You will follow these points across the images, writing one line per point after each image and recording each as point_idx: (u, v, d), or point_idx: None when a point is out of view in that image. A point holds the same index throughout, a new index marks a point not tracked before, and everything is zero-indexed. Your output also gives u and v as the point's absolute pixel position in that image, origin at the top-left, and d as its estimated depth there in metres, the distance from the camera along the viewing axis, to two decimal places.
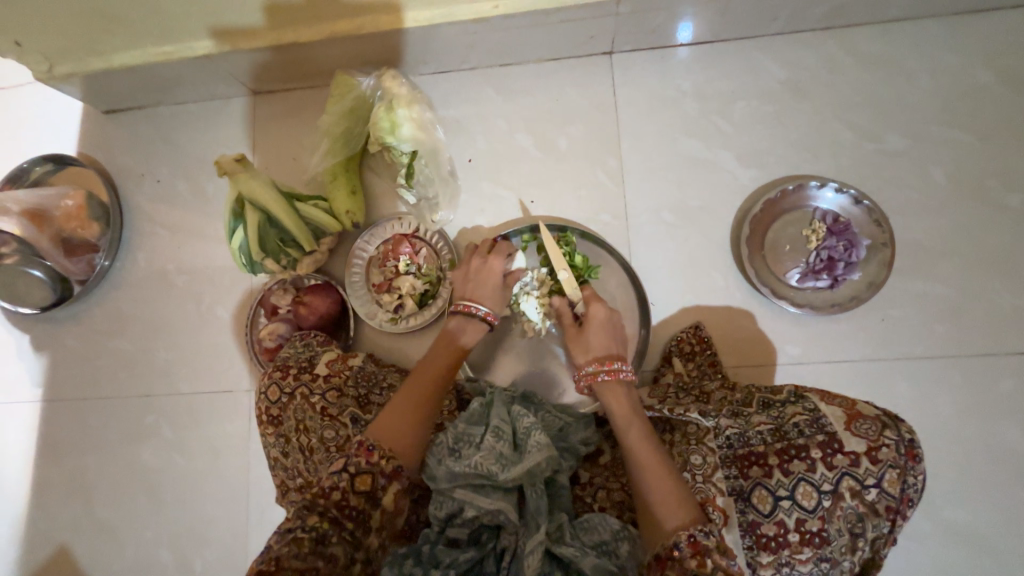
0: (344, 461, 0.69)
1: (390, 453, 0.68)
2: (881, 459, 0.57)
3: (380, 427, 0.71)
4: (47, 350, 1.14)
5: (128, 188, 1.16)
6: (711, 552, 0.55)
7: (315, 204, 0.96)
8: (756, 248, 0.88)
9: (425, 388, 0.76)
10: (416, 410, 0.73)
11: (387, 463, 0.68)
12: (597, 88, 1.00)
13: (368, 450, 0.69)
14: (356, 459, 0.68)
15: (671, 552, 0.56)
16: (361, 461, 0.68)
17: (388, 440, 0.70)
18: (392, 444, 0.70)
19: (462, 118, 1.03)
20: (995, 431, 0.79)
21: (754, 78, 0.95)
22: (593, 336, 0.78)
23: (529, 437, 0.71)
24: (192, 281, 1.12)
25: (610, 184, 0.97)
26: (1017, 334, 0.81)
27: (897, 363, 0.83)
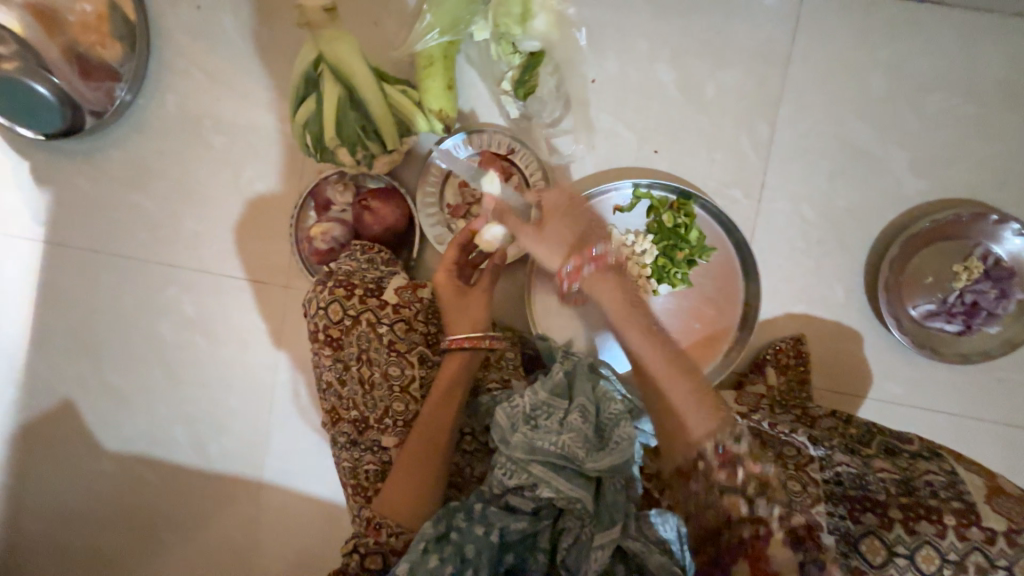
0: (352, 540, 0.66)
1: (393, 530, 0.65)
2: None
3: (385, 503, 0.66)
4: (53, 187, 0.99)
5: (159, 8, 0.92)
6: (738, 462, 0.55)
7: (404, 90, 0.79)
8: (898, 270, 0.77)
9: (421, 460, 0.66)
10: (416, 481, 0.66)
11: (395, 541, 0.65)
12: (773, 27, 0.80)
13: (376, 528, 0.65)
14: (365, 539, 0.65)
15: (696, 462, 0.57)
16: (370, 541, 0.65)
17: (388, 516, 0.66)
18: (398, 521, 0.65)
19: (598, 22, 0.82)
20: None
21: (966, 65, 0.77)
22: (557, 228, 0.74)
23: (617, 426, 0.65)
24: (230, 146, 0.94)
25: (751, 154, 0.82)
26: None
27: (994, 427, 0.78)
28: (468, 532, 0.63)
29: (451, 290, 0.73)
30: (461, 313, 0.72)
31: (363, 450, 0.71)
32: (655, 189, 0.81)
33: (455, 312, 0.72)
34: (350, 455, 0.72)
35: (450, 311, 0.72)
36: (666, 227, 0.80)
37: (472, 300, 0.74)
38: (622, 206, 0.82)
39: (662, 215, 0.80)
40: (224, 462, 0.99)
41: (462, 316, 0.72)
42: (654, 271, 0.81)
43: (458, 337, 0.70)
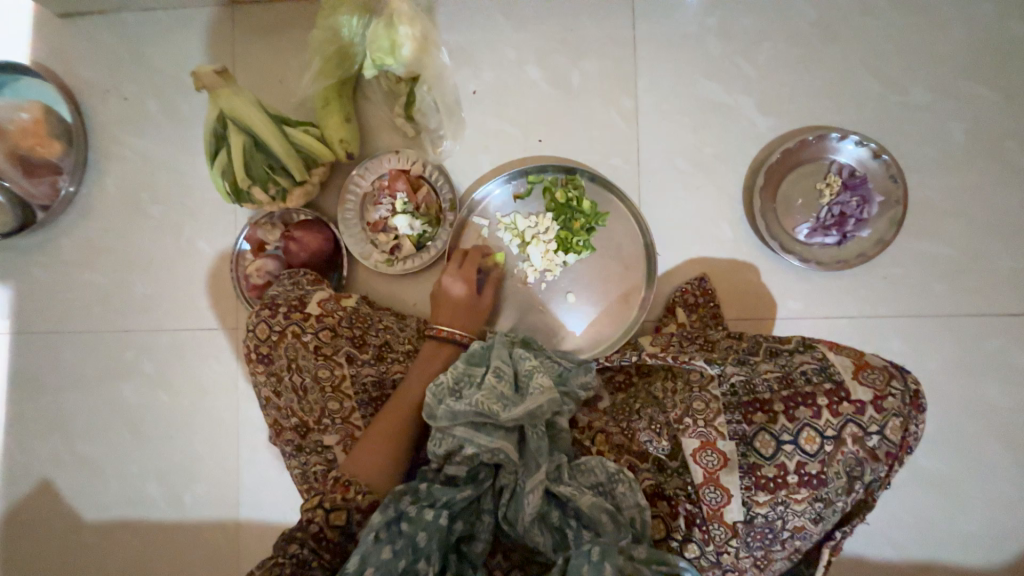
0: (317, 497, 0.66)
1: (364, 488, 0.67)
2: (892, 409, 0.60)
3: (355, 461, 0.70)
4: (13, 281, 1.07)
5: (92, 105, 1.04)
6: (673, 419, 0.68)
7: (305, 129, 0.88)
8: (770, 199, 0.86)
9: (398, 421, 0.73)
10: (390, 438, 0.71)
11: (362, 498, 0.67)
12: (616, 18, 0.92)
13: (344, 485, 0.67)
14: (331, 496, 0.66)
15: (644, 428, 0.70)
16: (337, 497, 0.66)
17: (360, 473, 0.69)
18: (367, 479, 0.68)
19: (467, 43, 0.94)
20: (974, 386, 0.84)
21: (783, 16, 0.88)
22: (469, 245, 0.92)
23: (531, 380, 0.70)
24: (169, 212, 1.04)
25: (623, 126, 0.92)
26: (1009, 296, 0.84)
27: (891, 320, 0.85)
28: (418, 520, 0.63)
29: (451, 291, 0.84)
30: (452, 311, 0.83)
31: (308, 453, 0.76)
32: (547, 172, 0.90)
33: (450, 306, 0.83)
34: (298, 461, 0.77)
35: (445, 307, 0.83)
36: (560, 202, 0.88)
37: (462, 301, 0.84)
38: (519, 192, 0.91)
39: (556, 192, 0.88)
40: (200, 509, 1.02)
41: (453, 311, 0.83)
42: (559, 244, 0.88)
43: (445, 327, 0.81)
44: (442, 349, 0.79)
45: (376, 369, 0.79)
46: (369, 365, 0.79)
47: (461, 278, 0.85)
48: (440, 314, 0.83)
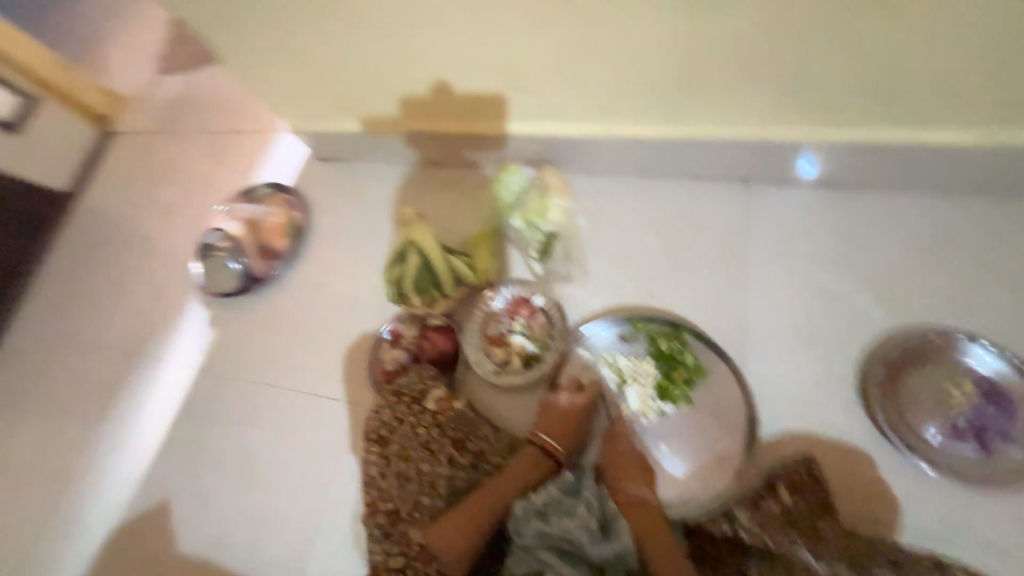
0: (403, 559, 0.81)
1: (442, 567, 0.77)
2: None
3: (438, 533, 0.78)
4: (217, 329, 1.41)
5: (315, 217, 1.45)
6: None
7: (461, 258, 1.12)
8: (892, 391, 0.86)
9: (480, 515, 0.80)
10: (467, 529, 0.78)
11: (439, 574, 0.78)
12: (730, 207, 1.08)
13: (426, 558, 0.79)
14: (414, 562, 0.80)
15: None
16: (419, 566, 0.79)
17: (441, 551, 0.78)
18: (444, 561, 0.77)
19: (598, 210, 1.16)
20: None
21: (893, 224, 0.98)
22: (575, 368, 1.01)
23: (617, 523, 0.80)
24: (339, 299, 1.32)
25: (731, 296, 1.01)
26: None
27: None
28: None
29: (557, 404, 0.93)
30: (551, 420, 0.90)
31: (393, 542, 0.82)
32: (653, 322, 0.99)
33: (553, 419, 0.91)
34: (382, 548, 0.82)
35: (546, 415, 0.92)
36: (663, 351, 0.96)
37: (561, 416, 0.91)
38: (625, 335, 1.00)
39: (659, 341, 0.97)
40: (281, 567, 1.11)
41: (551, 419, 0.91)
42: (657, 390, 0.94)
43: (542, 433, 0.89)
44: (535, 461, 0.86)
45: (469, 476, 0.87)
46: (463, 469, 0.87)
47: (568, 397, 0.93)
48: (541, 419, 0.91)
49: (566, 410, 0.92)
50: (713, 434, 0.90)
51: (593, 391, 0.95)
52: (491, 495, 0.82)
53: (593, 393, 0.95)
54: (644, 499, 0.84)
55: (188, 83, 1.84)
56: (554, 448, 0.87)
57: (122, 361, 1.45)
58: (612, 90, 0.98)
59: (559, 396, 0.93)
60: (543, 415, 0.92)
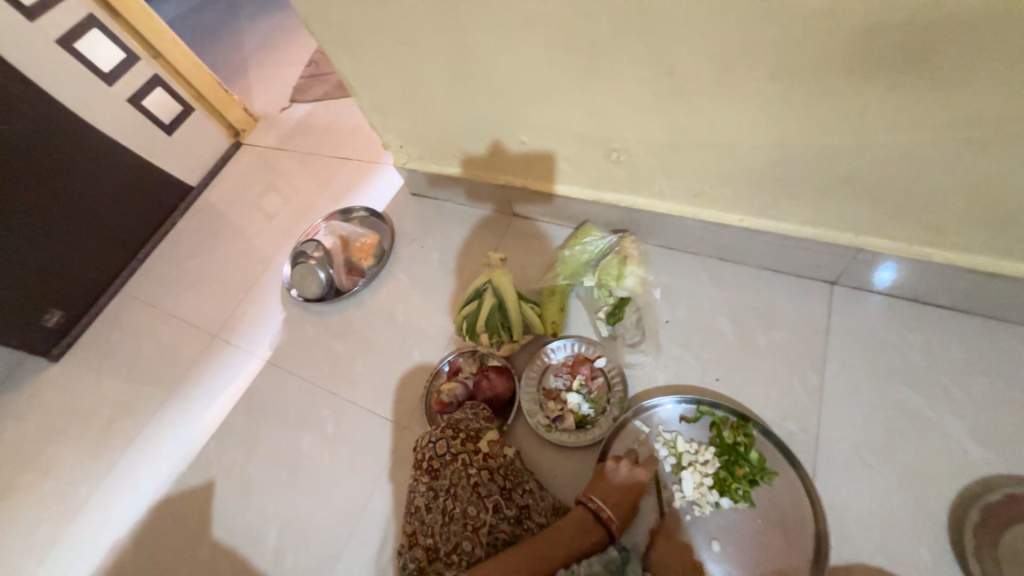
0: None
1: None
2: None
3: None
4: (290, 329, 1.52)
5: (399, 244, 1.56)
6: None
7: (533, 307, 1.17)
8: (988, 543, 0.77)
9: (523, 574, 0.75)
10: None
11: None
12: (812, 306, 1.06)
13: None
14: None
15: None
16: None
17: None
18: None
19: (671, 285, 1.18)
20: None
21: (997, 357, 0.92)
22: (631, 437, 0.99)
23: None
24: (406, 323, 1.39)
25: (805, 397, 0.97)
26: None
27: None
28: None
29: (613, 472, 0.90)
30: (606, 487, 0.88)
31: None
32: (717, 408, 0.96)
33: (608, 486, 0.89)
34: None
35: (601, 480, 0.90)
36: (727, 443, 0.92)
37: (616, 485, 0.89)
38: (686, 415, 0.98)
39: (723, 431, 0.93)
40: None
41: (606, 486, 0.89)
42: (715, 482, 0.90)
43: (596, 499, 0.86)
44: (585, 526, 0.83)
45: (511, 529, 0.86)
46: (507, 521, 0.86)
47: (627, 466, 0.91)
48: (595, 484, 0.89)
49: (622, 480, 0.90)
50: (773, 543, 0.84)
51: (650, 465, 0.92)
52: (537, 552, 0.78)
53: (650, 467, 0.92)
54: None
55: (313, 112, 2.12)
56: (606, 515, 0.84)
57: (202, 342, 1.59)
58: (708, 179, 1.02)
59: (616, 463, 0.91)
60: (598, 481, 0.90)
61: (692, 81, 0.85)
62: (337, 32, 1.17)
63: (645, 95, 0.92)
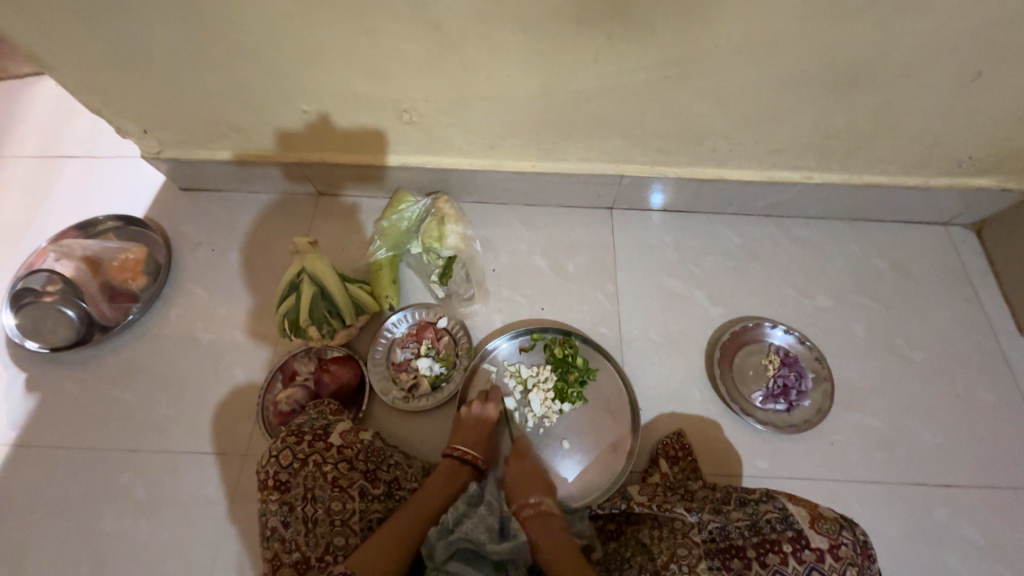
0: None
1: None
2: (828, 556, 0.80)
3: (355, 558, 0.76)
4: (39, 393, 1.14)
5: (180, 252, 1.28)
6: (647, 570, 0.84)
7: (361, 286, 1.12)
8: (728, 368, 1.10)
9: (395, 541, 0.79)
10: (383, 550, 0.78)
11: None
12: (601, 230, 1.27)
13: None
14: None
15: None
16: None
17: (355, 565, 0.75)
18: None
19: (490, 236, 1.26)
20: (913, 546, 0.99)
21: (718, 240, 1.26)
22: (482, 379, 1.08)
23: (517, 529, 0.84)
24: (215, 341, 1.18)
25: (607, 304, 1.18)
26: (920, 466, 1.05)
27: (835, 483, 1.03)
28: None
29: (471, 417, 0.99)
30: (465, 430, 0.97)
31: None
32: (548, 331, 1.10)
33: (467, 429, 0.97)
34: None
35: (461, 426, 0.98)
36: (559, 357, 1.07)
37: (473, 426, 0.98)
38: (524, 345, 1.10)
39: (554, 348, 1.08)
40: None
41: (466, 430, 0.97)
42: (557, 393, 1.05)
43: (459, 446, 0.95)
44: (453, 472, 0.92)
45: (383, 506, 0.87)
46: (378, 500, 0.87)
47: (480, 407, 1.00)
48: (457, 431, 0.98)
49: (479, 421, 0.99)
50: (607, 424, 1.03)
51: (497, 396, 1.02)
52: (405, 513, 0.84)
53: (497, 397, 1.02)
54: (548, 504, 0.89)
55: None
56: (471, 457, 0.94)
57: None
58: (497, 131, 1.10)
59: (470, 408, 1.00)
60: (457, 427, 0.98)
61: (457, 36, 0.89)
62: None
63: (417, 52, 0.92)
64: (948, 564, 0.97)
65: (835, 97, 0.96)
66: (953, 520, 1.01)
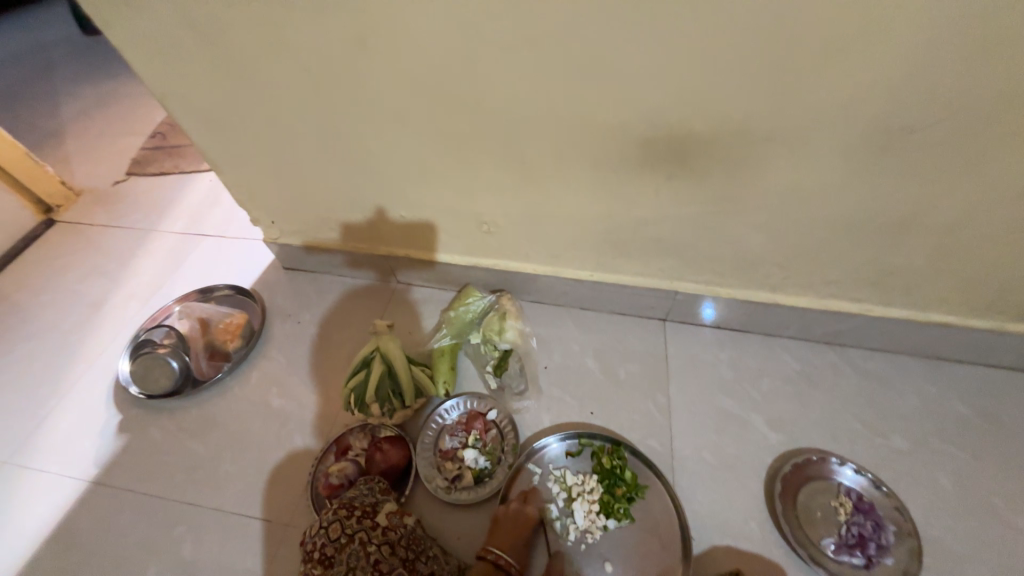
0: None
1: None
2: None
3: None
4: (128, 435, 1.27)
5: (273, 321, 1.47)
6: None
7: (423, 369, 1.21)
8: (791, 505, 1.01)
9: None
10: None
11: None
12: (653, 340, 1.31)
13: None
14: None
15: None
16: None
17: None
18: None
19: (545, 335, 1.34)
20: None
21: (775, 363, 1.24)
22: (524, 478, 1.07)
23: None
24: (285, 406, 1.28)
25: (657, 416, 1.17)
26: None
27: None
28: None
29: (509, 518, 0.97)
30: (504, 533, 0.94)
31: None
32: (596, 438, 1.09)
33: (504, 532, 0.95)
34: None
35: (499, 528, 0.95)
36: (606, 468, 1.04)
37: (511, 530, 0.95)
38: (571, 449, 1.10)
39: (602, 458, 1.06)
40: None
41: (504, 532, 0.95)
42: (602, 506, 1.01)
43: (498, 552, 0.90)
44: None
45: None
46: None
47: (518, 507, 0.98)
48: (495, 533, 0.95)
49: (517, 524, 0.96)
50: (654, 550, 0.96)
51: (538, 500, 1.02)
52: None
53: (537, 502, 1.02)
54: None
55: (164, 188, 1.95)
56: (508, 562, 0.89)
57: None
58: (562, 244, 1.24)
59: (508, 509, 0.98)
60: (495, 527, 0.96)
61: (537, 169, 1.07)
62: (198, 114, 1.17)
63: (502, 179, 1.12)
64: None
65: (887, 238, 1.01)
66: None
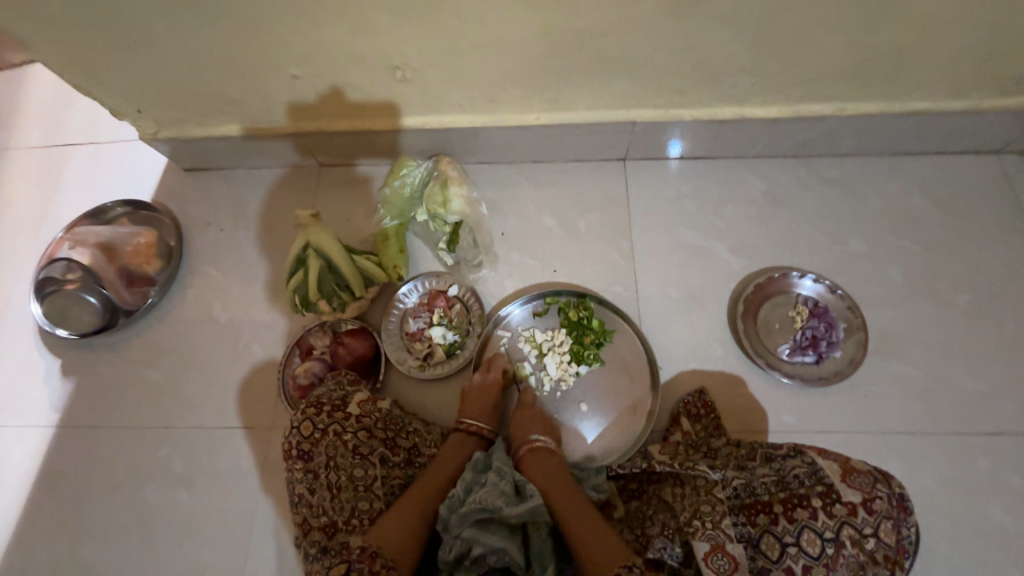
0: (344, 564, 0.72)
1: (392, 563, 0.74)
2: (861, 510, 0.78)
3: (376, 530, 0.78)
4: (74, 377, 1.19)
5: (189, 234, 1.28)
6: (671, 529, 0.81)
7: (367, 257, 1.09)
8: (752, 322, 1.05)
9: (410, 508, 0.82)
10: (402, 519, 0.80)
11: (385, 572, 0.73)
12: (613, 184, 1.20)
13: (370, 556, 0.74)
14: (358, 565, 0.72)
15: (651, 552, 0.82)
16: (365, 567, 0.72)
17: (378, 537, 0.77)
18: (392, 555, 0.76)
19: (497, 198, 1.21)
20: (949, 495, 0.95)
21: (741, 188, 1.17)
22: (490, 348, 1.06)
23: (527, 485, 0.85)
24: (232, 320, 1.19)
25: (622, 262, 1.13)
26: (959, 416, 0.99)
27: (866, 436, 0.99)
28: None
29: (479, 386, 0.98)
30: (475, 400, 0.97)
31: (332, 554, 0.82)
32: (562, 294, 1.06)
33: (475, 400, 0.97)
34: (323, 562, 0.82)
35: (470, 397, 0.98)
36: (573, 320, 1.04)
37: (482, 397, 0.97)
38: (538, 310, 1.07)
39: (569, 312, 1.05)
40: None
41: (475, 400, 0.97)
42: (573, 356, 1.03)
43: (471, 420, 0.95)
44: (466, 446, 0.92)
45: (405, 472, 0.90)
46: (399, 466, 0.90)
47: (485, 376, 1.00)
48: (467, 402, 0.98)
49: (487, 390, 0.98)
50: (626, 384, 1.01)
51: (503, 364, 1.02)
52: (421, 484, 0.86)
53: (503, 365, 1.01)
54: (550, 453, 0.90)
55: None
56: (480, 427, 0.94)
57: None
58: (498, 83, 1.02)
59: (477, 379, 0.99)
60: (466, 397, 0.98)
61: None
62: None
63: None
64: (989, 512, 0.94)
65: (874, 10, 0.84)
66: (996, 469, 0.96)
